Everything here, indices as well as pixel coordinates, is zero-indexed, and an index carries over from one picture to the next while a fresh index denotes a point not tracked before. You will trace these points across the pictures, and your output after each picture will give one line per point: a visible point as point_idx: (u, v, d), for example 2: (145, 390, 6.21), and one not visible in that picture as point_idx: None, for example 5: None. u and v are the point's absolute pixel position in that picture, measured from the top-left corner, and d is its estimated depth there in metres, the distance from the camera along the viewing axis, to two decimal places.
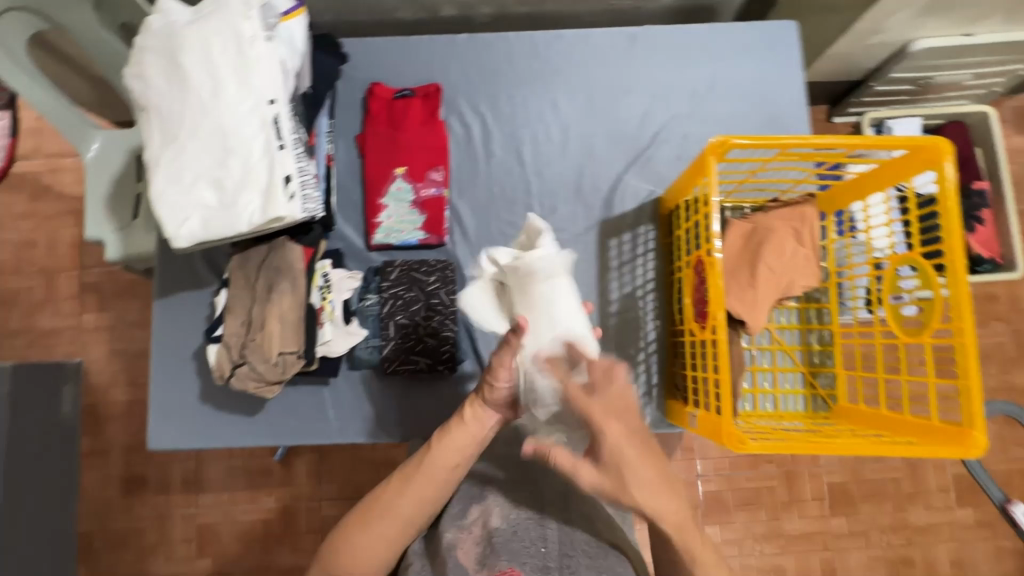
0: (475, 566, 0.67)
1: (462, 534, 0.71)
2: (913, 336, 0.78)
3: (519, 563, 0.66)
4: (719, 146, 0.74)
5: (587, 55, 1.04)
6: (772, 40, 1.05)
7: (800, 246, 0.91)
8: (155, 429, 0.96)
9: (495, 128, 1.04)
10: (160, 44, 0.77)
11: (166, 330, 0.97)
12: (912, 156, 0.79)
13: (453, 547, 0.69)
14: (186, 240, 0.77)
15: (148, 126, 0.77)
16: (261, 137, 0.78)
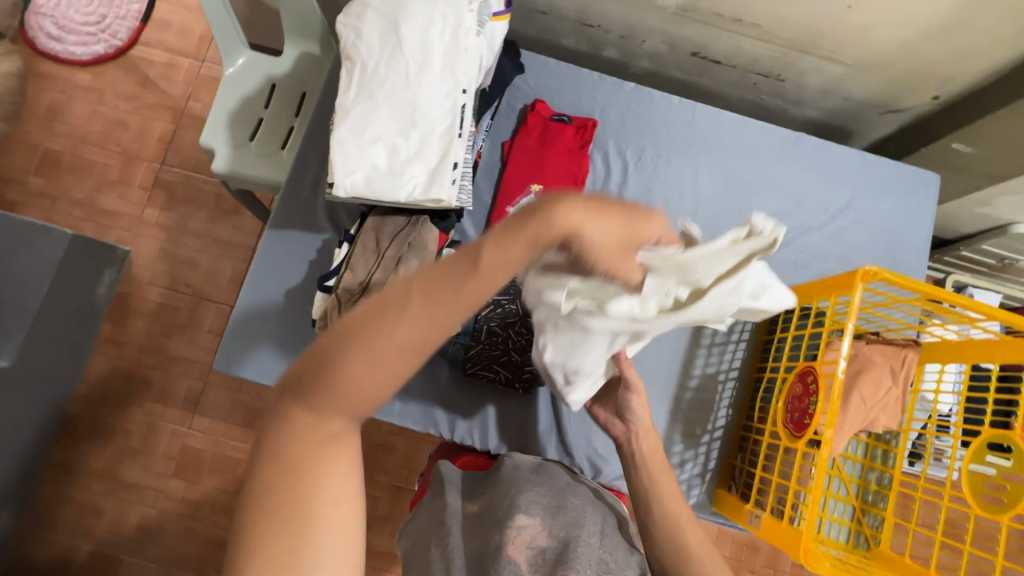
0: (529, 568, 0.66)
1: (512, 537, 0.67)
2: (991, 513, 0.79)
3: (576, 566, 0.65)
4: (870, 275, 0.77)
5: (740, 141, 1.08)
6: (912, 184, 1.08)
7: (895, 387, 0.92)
8: (222, 350, 0.96)
9: (634, 179, 1.07)
10: (385, 7, 0.81)
11: (267, 259, 0.99)
12: None
13: (504, 549, 0.66)
14: (345, 191, 0.78)
15: (347, 76, 0.80)
16: (446, 121, 0.81)
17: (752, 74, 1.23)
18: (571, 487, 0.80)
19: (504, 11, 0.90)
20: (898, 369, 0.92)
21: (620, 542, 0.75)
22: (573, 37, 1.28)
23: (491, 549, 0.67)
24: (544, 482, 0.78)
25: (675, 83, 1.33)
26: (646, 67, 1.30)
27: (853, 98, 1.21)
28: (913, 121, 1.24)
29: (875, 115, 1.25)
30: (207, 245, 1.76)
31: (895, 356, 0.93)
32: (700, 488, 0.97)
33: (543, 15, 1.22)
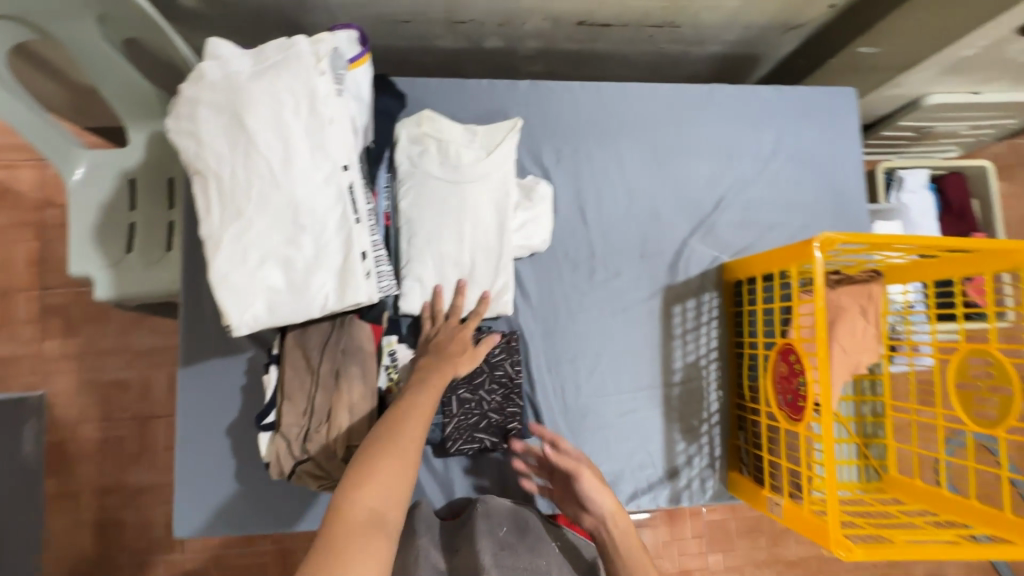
0: None
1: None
2: (986, 428, 0.80)
3: None
4: (828, 242, 0.73)
5: (655, 112, 1.00)
6: (831, 106, 1.04)
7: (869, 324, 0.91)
8: (179, 515, 0.86)
9: (561, 185, 0.98)
10: (219, 99, 0.67)
11: (194, 401, 0.87)
12: (992, 255, 0.79)
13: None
14: (248, 327, 0.67)
15: (203, 194, 0.66)
16: (337, 210, 0.69)
17: (647, 27, 1.13)
18: (539, 546, 0.77)
19: (361, 53, 0.77)
20: (867, 305, 0.91)
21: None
22: (448, 36, 1.14)
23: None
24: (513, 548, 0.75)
25: (570, 54, 1.23)
26: (535, 47, 1.19)
27: (752, 25, 1.15)
28: (814, 33, 1.19)
29: (778, 35, 1.19)
30: (129, 361, 1.57)
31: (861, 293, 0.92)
32: (713, 478, 0.95)
33: (408, 23, 1.07)
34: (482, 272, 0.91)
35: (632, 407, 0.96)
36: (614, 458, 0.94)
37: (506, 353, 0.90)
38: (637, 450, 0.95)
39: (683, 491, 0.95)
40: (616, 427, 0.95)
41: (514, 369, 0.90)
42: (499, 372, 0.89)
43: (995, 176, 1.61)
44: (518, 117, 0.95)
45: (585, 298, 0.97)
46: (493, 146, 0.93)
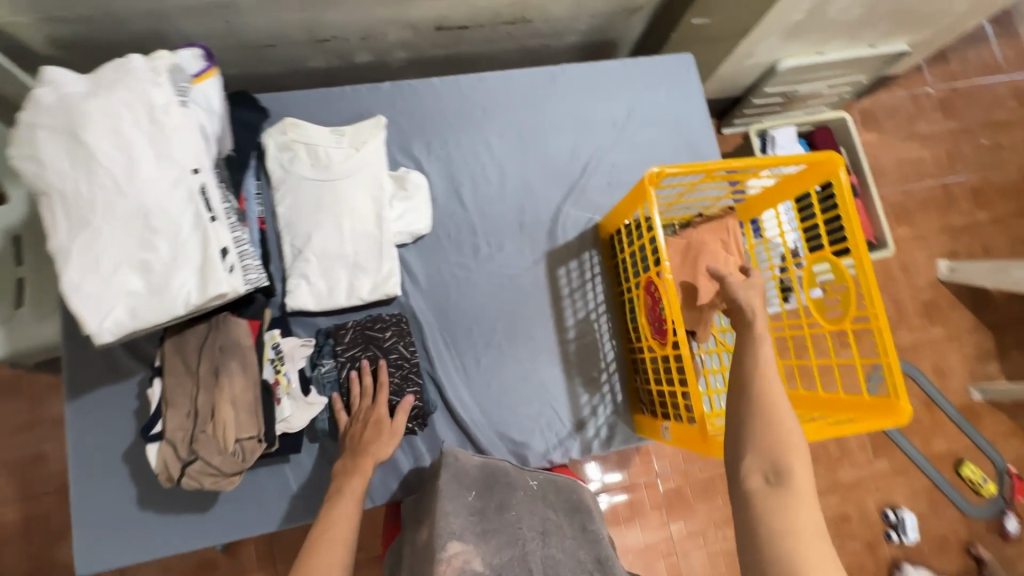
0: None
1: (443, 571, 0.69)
2: (837, 324, 0.88)
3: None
4: (657, 176, 0.79)
5: (512, 97, 1.08)
6: (674, 69, 1.14)
7: (730, 254, 0.96)
8: (79, 554, 0.83)
9: (434, 173, 1.04)
10: (56, 120, 0.69)
11: (87, 433, 0.85)
12: (809, 171, 0.88)
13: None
14: (111, 334, 0.68)
15: (49, 211, 0.68)
16: (189, 211, 0.72)
17: (502, 25, 1.22)
18: (510, 498, 0.82)
19: (205, 67, 0.81)
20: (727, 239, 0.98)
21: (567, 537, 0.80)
22: (319, 56, 1.20)
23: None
24: (486, 506, 0.80)
25: (441, 60, 1.31)
26: (405, 57, 1.26)
27: (598, 13, 1.26)
28: (656, 12, 1.31)
29: (624, 20, 1.31)
30: (44, 433, 1.50)
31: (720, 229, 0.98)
32: (620, 423, 1.00)
33: (272, 47, 1.12)
34: (365, 262, 0.95)
35: (533, 369, 1.00)
36: (522, 419, 0.97)
37: (398, 336, 0.93)
38: (543, 409, 0.98)
39: (593, 441, 0.99)
40: (520, 391, 0.98)
41: (408, 349, 0.93)
42: (394, 355, 0.92)
43: (854, 125, 1.78)
44: (381, 115, 1.01)
45: (471, 273, 1.01)
46: (360, 144, 0.98)
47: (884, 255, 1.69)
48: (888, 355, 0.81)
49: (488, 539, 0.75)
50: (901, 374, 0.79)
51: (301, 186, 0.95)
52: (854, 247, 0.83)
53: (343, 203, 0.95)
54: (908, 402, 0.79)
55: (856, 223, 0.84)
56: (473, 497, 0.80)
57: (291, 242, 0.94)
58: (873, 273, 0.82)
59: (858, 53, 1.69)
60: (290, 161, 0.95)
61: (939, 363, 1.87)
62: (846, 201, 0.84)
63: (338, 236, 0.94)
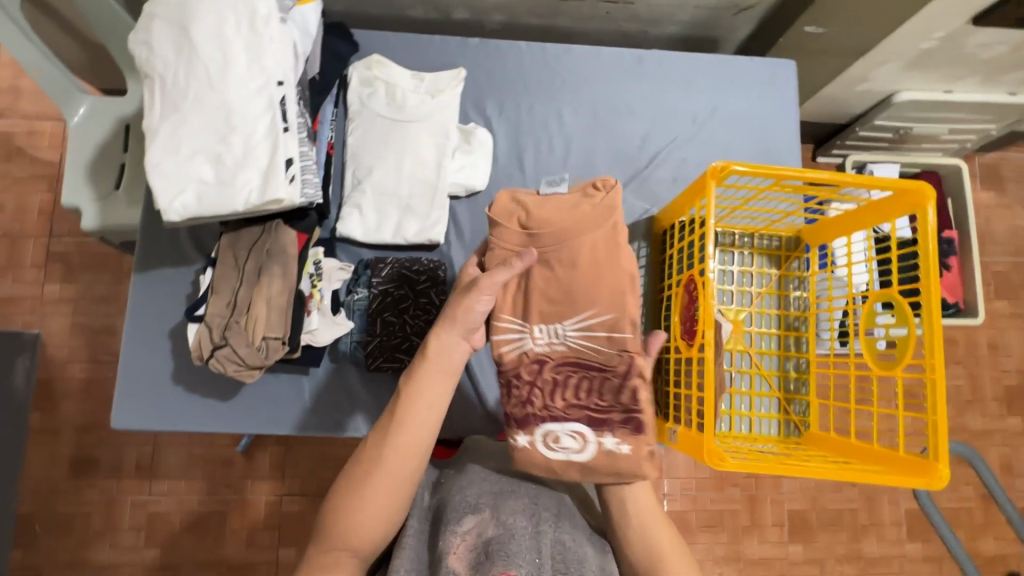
0: (468, 570, 0.67)
1: (457, 543, 0.69)
2: (886, 370, 0.81)
3: (515, 565, 0.65)
4: (719, 171, 0.77)
5: (594, 73, 1.06)
6: (770, 75, 1.09)
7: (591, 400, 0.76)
8: (117, 407, 0.92)
9: (502, 134, 1.05)
10: (171, 12, 0.76)
11: (143, 305, 0.94)
12: (894, 200, 0.82)
13: (446, 556, 0.67)
14: (178, 214, 0.75)
15: (150, 94, 0.75)
16: (266, 118, 0.77)
17: (602, 3, 1.20)
18: (527, 476, 0.82)
19: None
20: (602, 423, 0.74)
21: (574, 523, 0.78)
22: (419, 6, 1.24)
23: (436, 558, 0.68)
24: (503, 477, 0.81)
25: (535, 30, 1.31)
26: (501, 20, 1.27)
27: (703, 5, 1.21)
28: (767, 14, 1.25)
29: (731, 17, 1.26)
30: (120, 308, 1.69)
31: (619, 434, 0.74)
32: None
33: None
34: (415, 205, 0.98)
35: None
36: None
37: (431, 283, 0.95)
38: None
39: None
40: None
41: (438, 298, 0.95)
42: (424, 300, 0.95)
43: (968, 176, 1.60)
44: (463, 68, 1.03)
45: None
46: (437, 91, 1.00)
47: (970, 323, 1.52)
48: (935, 412, 0.73)
49: (504, 503, 0.75)
50: (947, 436, 0.72)
51: (374, 121, 0.99)
52: (924, 288, 0.76)
53: (407, 146, 0.98)
54: (948, 467, 0.71)
55: (932, 269, 0.76)
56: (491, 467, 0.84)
57: (353, 172, 0.99)
58: (939, 326, 0.74)
59: (996, 96, 1.50)
60: (369, 95, 1.00)
61: (1008, 458, 1.68)
62: (927, 236, 0.77)
63: (395, 175, 0.98)
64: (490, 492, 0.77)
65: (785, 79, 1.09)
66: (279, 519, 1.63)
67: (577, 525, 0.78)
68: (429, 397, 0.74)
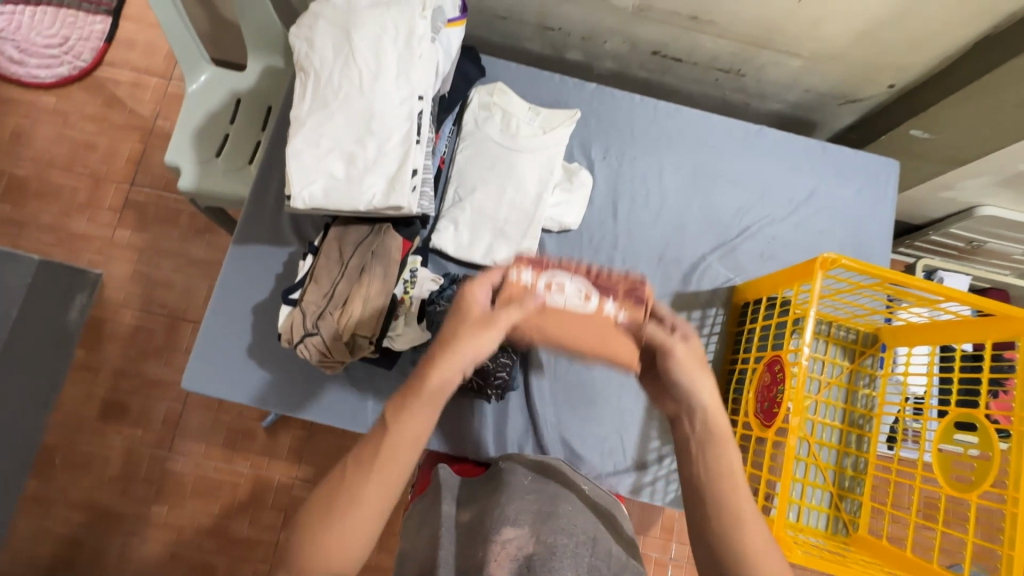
0: None
1: (497, 552, 0.68)
2: (961, 492, 0.80)
3: None
4: (830, 262, 0.78)
5: (701, 137, 1.09)
6: (873, 171, 1.10)
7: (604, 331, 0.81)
8: (190, 369, 0.95)
9: (601, 177, 1.07)
10: (337, 16, 0.81)
11: (234, 276, 0.98)
12: (993, 323, 0.83)
13: (487, 565, 0.67)
14: (304, 202, 0.78)
15: (302, 87, 0.79)
16: (403, 128, 0.80)
17: (714, 70, 1.24)
18: (565, 495, 0.80)
19: (459, 16, 0.90)
20: (603, 289, 0.83)
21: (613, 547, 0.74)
22: (537, 41, 1.30)
23: (476, 562, 0.67)
24: (540, 490, 0.79)
25: (641, 82, 1.35)
26: (611, 67, 1.32)
27: (812, 90, 1.24)
28: (871, 110, 1.27)
29: (835, 106, 1.28)
30: (181, 265, 1.74)
31: (625, 315, 0.81)
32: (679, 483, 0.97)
33: (504, 20, 1.23)
34: (507, 231, 1.00)
35: (616, 393, 0.99)
36: (592, 436, 0.98)
37: None
38: (611, 434, 0.98)
39: (645, 487, 0.96)
40: (595, 410, 0.99)
41: None
42: None
43: None
44: (577, 110, 1.06)
45: None
46: (549, 126, 1.03)
47: None
48: (1012, 547, 0.72)
49: (544, 523, 0.72)
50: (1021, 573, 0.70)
51: (484, 144, 1.03)
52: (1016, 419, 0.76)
53: (511, 173, 1.01)
54: None
55: None
56: (530, 479, 0.82)
57: (454, 187, 1.02)
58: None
59: None
60: (484, 118, 1.03)
61: None
62: None
63: (494, 200, 1.00)
64: (528, 507, 0.75)
65: (888, 175, 1.09)
66: (287, 503, 1.62)
67: (620, 556, 0.74)
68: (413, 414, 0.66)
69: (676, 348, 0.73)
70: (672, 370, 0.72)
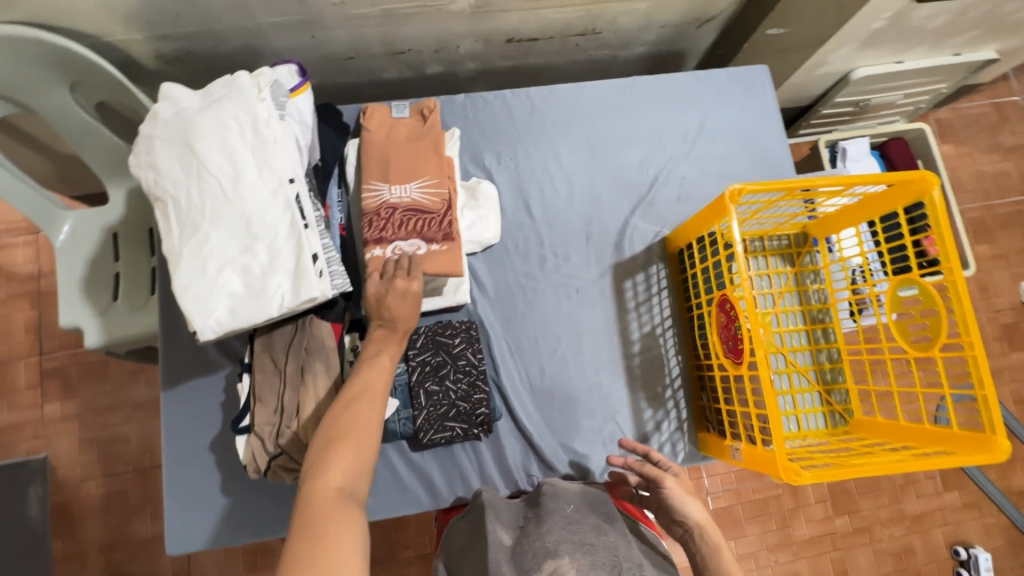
0: None
1: None
2: (924, 351, 0.84)
3: None
4: (737, 193, 0.79)
5: (583, 108, 1.09)
6: (749, 82, 1.12)
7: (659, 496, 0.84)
8: (170, 533, 0.89)
9: (504, 183, 1.06)
10: (172, 132, 0.75)
11: (178, 422, 0.92)
12: (900, 189, 0.86)
13: None
14: (213, 331, 0.73)
15: (164, 216, 0.74)
16: (286, 218, 0.76)
17: (571, 37, 1.24)
18: (609, 530, 0.76)
19: (301, 82, 0.86)
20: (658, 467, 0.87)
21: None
22: (393, 68, 1.26)
23: None
24: (585, 518, 0.76)
25: (509, 71, 1.34)
26: (475, 68, 1.30)
27: (667, 24, 1.26)
28: (725, 23, 1.31)
29: (694, 31, 1.31)
30: (128, 415, 1.61)
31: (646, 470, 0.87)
32: (683, 440, 0.98)
33: (351, 60, 1.19)
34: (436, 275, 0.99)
35: (597, 382, 1.00)
36: (589, 432, 0.98)
37: (466, 343, 0.96)
38: (606, 421, 0.98)
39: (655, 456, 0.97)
40: (583, 405, 0.98)
41: (475, 357, 0.96)
42: (462, 362, 0.95)
43: (934, 136, 1.67)
44: (455, 128, 1.05)
45: (538, 282, 1.03)
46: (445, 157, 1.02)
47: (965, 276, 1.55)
48: (983, 386, 0.76)
49: (586, 552, 0.69)
50: (1000, 407, 0.74)
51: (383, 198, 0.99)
52: (946, 266, 0.80)
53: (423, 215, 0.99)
54: (1006, 438, 0.73)
55: (950, 247, 0.80)
56: (573, 509, 0.78)
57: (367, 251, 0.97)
58: (968, 300, 0.78)
59: (945, 58, 1.57)
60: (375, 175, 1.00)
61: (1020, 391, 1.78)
62: (939, 220, 0.81)
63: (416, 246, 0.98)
64: (569, 538, 0.71)
65: (763, 81, 1.12)
66: None
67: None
68: (366, 378, 0.74)
69: (666, 480, 0.83)
70: (666, 496, 0.83)
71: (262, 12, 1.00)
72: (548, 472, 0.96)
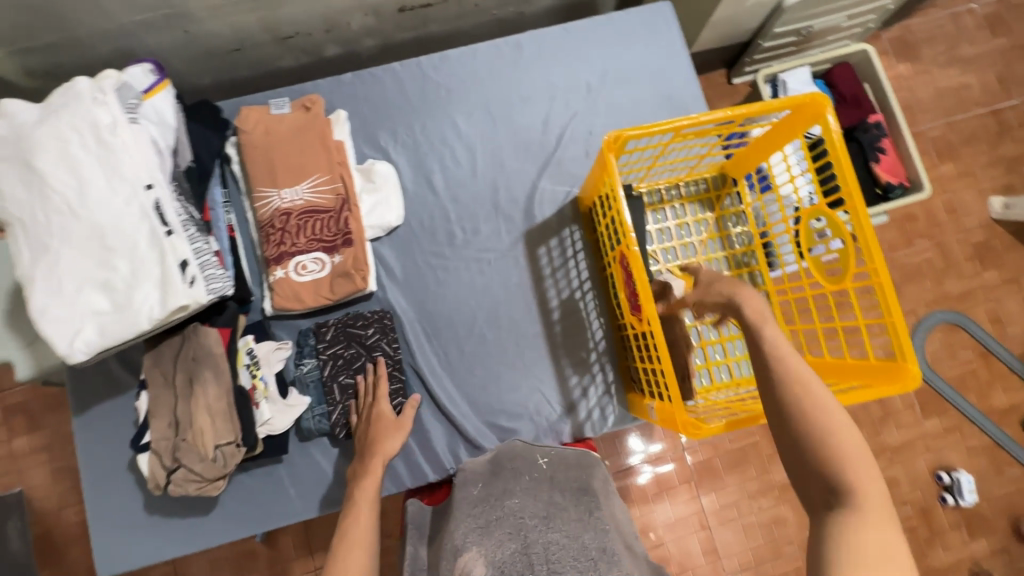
0: None
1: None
2: (837, 284, 0.79)
3: None
4: (617, 141, 0.75)
5: (478, 72, 1.03)
6: (651, 23, 1.06)
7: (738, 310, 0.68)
8: (100, 556, 0.88)
9: (403, 161, 1.01)
10: (10, 150, 0.71)
11: (93, 446, 0.90)
12: (797, 117, 0.80)
13: None
14: (83, 353, 0.71)
15: (15, 240, 0.71)
16: (145, 227, 0.73)
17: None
18: (514, 485, 0.78)
19: (156, 81, 0.81)
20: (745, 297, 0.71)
21: (570, 516, 0.73)
22: (288, 54, 1.20)
23: None
24: (490, 497, 0.77)
25: (413, 42, 1.27)
26: (375, 44, 1.23)
27: None
28: None
29: None
30: None
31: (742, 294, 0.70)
32: (612, 404, 0.96)
33: (238, 51, 1.12)
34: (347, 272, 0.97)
35: (518, 354, 0.97)
36: (515, 406, 0.95)
37: (381, 334, 0.93)
38: (531, 393, 0.96)
39: (585, 423, 0.95)
40: (506, 379, 0.96)
41: (391, 346, 0.93)
42: (377, 353, 0.92)
43: (879, 56, 1.47)
44: (341, 110, 1.00)
45: (448, 260, 0.99)
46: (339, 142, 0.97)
47: (920, 199, 1.42)
48: (892, 314, 0.72)
49: (492, 531, 0.70)
50: (908, 334, 0.71)
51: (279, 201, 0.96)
52: (845, 192, 0.76)
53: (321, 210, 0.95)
54: (917, 365, 0.70)
55: (848, 173, 0.75)
56: (479, 489, 0.80)
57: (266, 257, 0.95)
58: (869, 225, 0.74)
59: None
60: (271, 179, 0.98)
61: None
62: (835, 145, 0.76)
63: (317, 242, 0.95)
64: (474, 525, 0.72)
65: (666, 18, 1.06)
66: None
67: (574, 520, 0.72)
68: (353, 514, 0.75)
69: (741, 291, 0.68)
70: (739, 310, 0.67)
71: (119, 10, 0.94)
72: (476, 451, 0.94)
